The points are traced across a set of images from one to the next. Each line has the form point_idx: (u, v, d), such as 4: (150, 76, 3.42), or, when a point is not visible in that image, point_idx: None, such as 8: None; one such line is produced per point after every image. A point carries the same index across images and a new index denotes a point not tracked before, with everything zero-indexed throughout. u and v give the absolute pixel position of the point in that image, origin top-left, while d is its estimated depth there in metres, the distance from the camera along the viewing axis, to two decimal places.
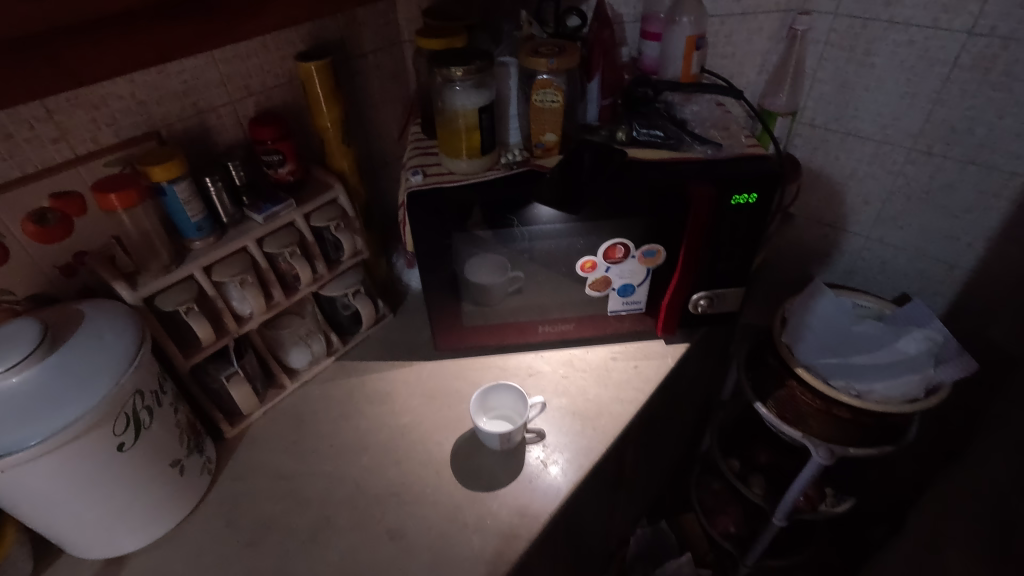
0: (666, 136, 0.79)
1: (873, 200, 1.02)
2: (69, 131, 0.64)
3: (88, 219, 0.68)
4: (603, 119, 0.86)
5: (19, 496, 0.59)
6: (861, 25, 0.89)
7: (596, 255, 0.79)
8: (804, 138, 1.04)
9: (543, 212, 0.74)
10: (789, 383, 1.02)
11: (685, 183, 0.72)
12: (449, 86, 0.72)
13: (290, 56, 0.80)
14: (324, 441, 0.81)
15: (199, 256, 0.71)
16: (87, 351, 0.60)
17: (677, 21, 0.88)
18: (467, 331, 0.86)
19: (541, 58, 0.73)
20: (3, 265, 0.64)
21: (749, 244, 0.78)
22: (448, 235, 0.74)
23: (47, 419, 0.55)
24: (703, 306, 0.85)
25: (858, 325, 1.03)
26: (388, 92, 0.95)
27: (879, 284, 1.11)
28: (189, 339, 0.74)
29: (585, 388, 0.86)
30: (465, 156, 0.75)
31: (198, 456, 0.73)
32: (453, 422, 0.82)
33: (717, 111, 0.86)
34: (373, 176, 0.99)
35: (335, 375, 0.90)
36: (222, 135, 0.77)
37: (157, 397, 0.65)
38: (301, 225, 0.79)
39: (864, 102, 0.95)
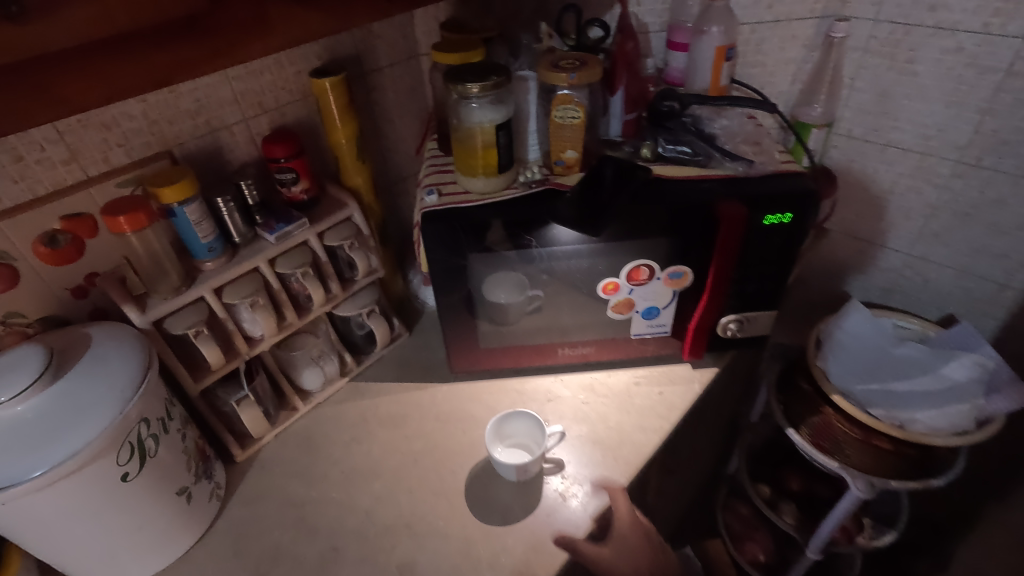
0: (694, 152, 0.75)
1: (915, 215, 0.96)
2: (80, 152, 0.63)
3: (100, 240, 0.67)
4: (627, 135, 0.81)
5: (21, 528, 0.57)
6: (903, 32, 0.84)
7: (619, 276, 0.75)
8: (840, 150, 0.98)
9: (562, 233, 0.70)
10: (823, 409, 0.95)
11: (714, 203, 0.68)
12: (466, 102, 0.69)
13: (304, 72, 0.79)
14: (335, 466, 0.79)
15: (210, 277, 0.69)
16: (92, 378, 0.58)
17: (705, 31, 0.84)
18: (483, 354, 0.83)
19: (561, 72, 0.69)
20: (14, 288, 0.63)
21: (784, 264, 0.73)
22: (463, 256, 0.71)
23: (50, 450, 0.54)
24: (732, 329, 0.80)
25: (898, 347, 0.97)
26: (405, 106, 0.93)
27: (921, 304, 1.04)
28: (199, 361, 0.73)
29: (607, 415, 0.82)
30: (481, 174, 0.72)
31: (206, 482, 0.71)
32: (468, 449, 0.79)
33: (748, 125, 0.82)
34: (390, 191, 0.97)
35: (348, 396, 0.88)
36: (235, 153, 0.76)
37: (163, 424, 0.64)
38: (314, 244, 0.77)
39: (905, 112, 0.89)
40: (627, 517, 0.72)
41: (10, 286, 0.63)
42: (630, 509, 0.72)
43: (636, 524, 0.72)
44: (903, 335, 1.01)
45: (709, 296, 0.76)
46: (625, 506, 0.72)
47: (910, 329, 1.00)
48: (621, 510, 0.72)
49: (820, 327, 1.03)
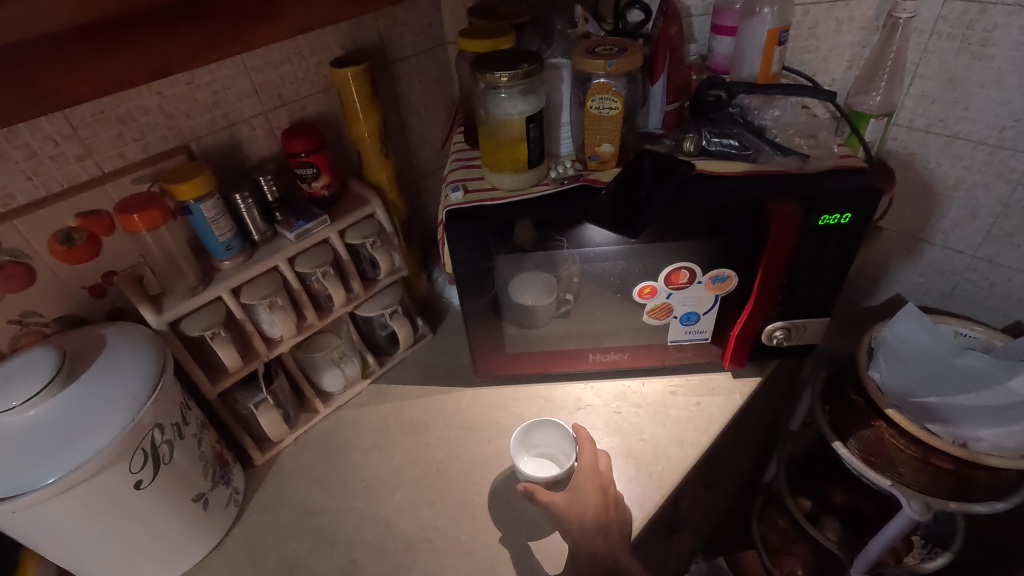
0: (742, 145, 0.69)
1: (983, 214, 0.88)
2: (95, 148, 0.61)
3: (117, 237, 0.65)
4: (667, 128, 0.75)
5: (35, 536, 0.56)
6: (978, 11, 0.76)
7: (657, 280, 0.69)
8: (899, 142, 0.90)
9: (595, 233, 0.65)
10: (875, 423, 0.88)
11: (764, 202, 0.62)
12: (494, 92, 0.64)
13: (325, 62, 0.75)
14: (355, 473, 0.76)
15: (227, 277, 0.67)
16: (105, 381, 0.56)
17: (756, 13, 0.77)
18: (510, 359, 0.79)
19: (598, 59, 0.64)
20: (30, 287, 0.61)
21: (839, 269, 0.67)
22: (490, 257, 0.67)
23: (62, 458, 0.52)
24: (779, 338, 0.74)
25: (959, 356, 0.88)
26: (430, 97, 0.89)
27: (986, 310, 0.96)
28: (216, 363, 0.70)
29: (641, 426, 0.77)
30: (509, 170, 0.68)
31: (224, 488, 0.69)
32: (492, 459, 0.76)
33: (802, 116, 0.75)
34: (415, 186, 0.94)
35: (370, 400, 0.85)
36: (254, 147, 0.73)
37: (178, 429, 0.61)
38: (335, 242, 0.74)
39: (977, 101, 0.81)
40: (588, 466, 0.67)
41: (25, 285, 0.61)
42: (593, 459, 0.68)
43: (596, 475, 0.67)
44: (964, 343, 0.93)
45: (755, 302, 0.70)
46: (587, 456, 0.68)
47: (972, 338, 0.92)
48: (583, 460, 0.68)
49: (872, 335, 0.95)
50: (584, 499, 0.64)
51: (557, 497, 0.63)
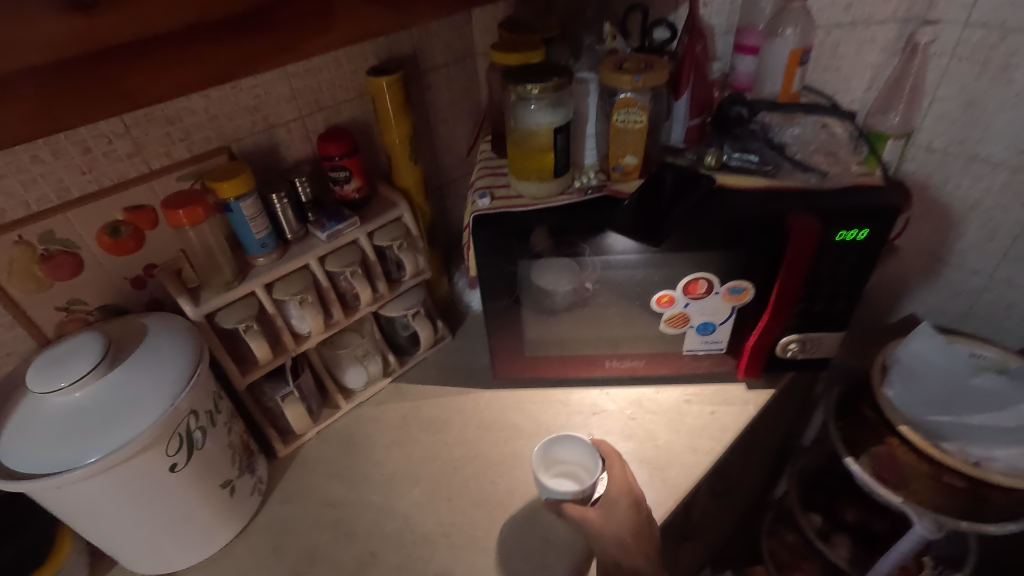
0: (762, 161, 0.71)
1: (1001, 235, 0.89)
2: (144, 146, 0.64)
3: (159, 231, 0.69)
4: (689, 142, 0.78)
5: (73, 512, 0.58)
6: (998, 36, 0.77)
7: (675, 289, 0.71)
8: (917, 162, 0.91)
9: (617, 242, 0.67)
10: (888, 439, 0.89)
11: (783, 216, 0.64)
12: (524, 104, 0.67)
13: (361, 70, 0.79)
14: (375, 469, 0.78)
15: (261, 273, 0.70)
16: (146, 368, 0.59)
17: (778, 34, 0.79)
18: (529, 362, 0.81)
19: (626, 74, 0.66)
20: (78, 276, 0.65)
21: (856, 283, 0.68)
22: (513, 262, 0.70)
23: (104, 438, 0.54)
24: (793, 350, 0.75)
25: (975, 377, 0.91)
26: (459, 106, 0.92)
27: (1003, 331, 0.96)
28: (247, 356, 0.73)
29: (655, 433, 0.79)
30: (536, 178, 0.70)
31: (250, 476, 0.72)
32: (509, 459, 0.77)
33: (824, 134, 0.76)
34: (440, 192, 0.96)
35: (390, 398, 0.87)
36: (290, 150, 0.76)
37: (211, 416, 0.64)
38: (364, 243, 0.77)
39: (996, 123, 0.82)
40: (620, 480, 0.68)
41: (72, 274, 0.64)
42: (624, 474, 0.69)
43: (629, 491, 0.67)
44: (980, 364, 0.93)
45: (772, 314, 0.71)
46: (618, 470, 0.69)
47: (987, 359, 0.92)
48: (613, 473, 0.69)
49: (886, 353, 0.96)
50: (617, 512, 0.65)
51: (590, 512, 0.64)
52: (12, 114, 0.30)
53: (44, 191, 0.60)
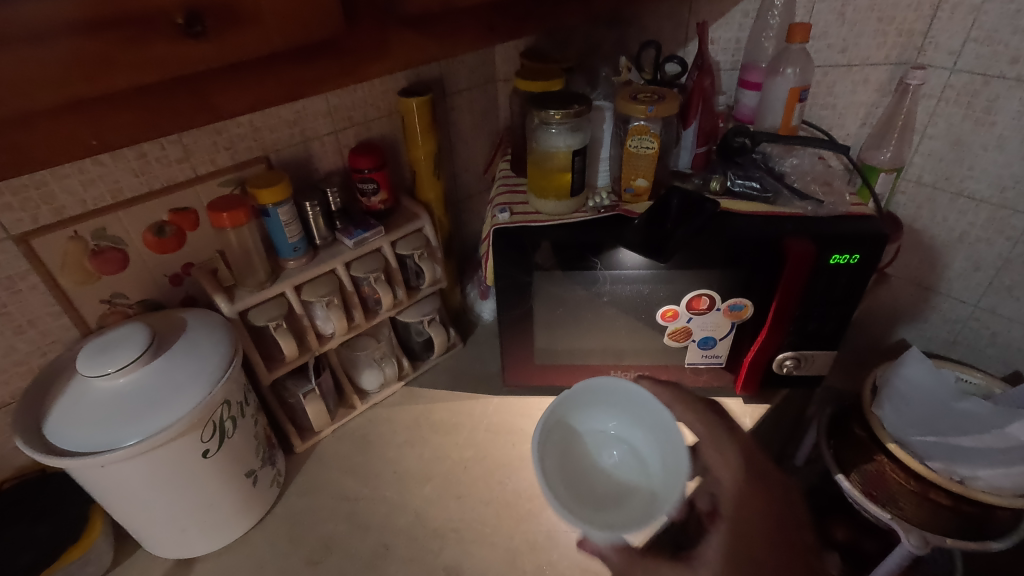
0: (763, 188, 0.77)
1: (985, 266, 0.94)
2: (192, 153, 0.69)
3: (199, 233, 0.73)
4: (696, 168, 0.85)
5: (108, 492, 0.61)
6: (982, 82, 0.84)
7: (679, 304, 0.76)
8: (907, 196, 0.97)
9: (628, 257, 0.73)
10: (878, 457, 0.92)
11: (781, 239, 0.69)
12: (546, 128, 0.73)
13: (391, 91, 0.84)
14: (388, 466, 0.82)
15: (292, 275, 0.74)
16: (186, 358, 0.63)
17: (780, 72, 0.85)
18: (537, 370, 0.85)
19: (640, 104, 0.72)
20: (123, 271, 0.69)
21: (848, 304, 0.73)
22: (529, 272, 0.74)
23: (145, 422, 0.58)
24: (788, 366, 0.79)
25: (959, 401, 0.94)
26: (478, 127, 0.98)
27: (987, 358, 1.01)
28: (274, 353, 0.78)
29: None
30: (553, 197, 0.75)
31: (270, 468, 0.75)
32: (516, 461, 0.81)
33: (819, 165, 0.83)
34: (458, 206, 1.02)
35: (403, 400, 0.91)
36: (322, 162, 0.82)
37: (241, 408, 0.68)
38: (387, 251, 0.82)
39: (980, 161, 0.88)
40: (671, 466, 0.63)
41: (119, 269, 0.69)
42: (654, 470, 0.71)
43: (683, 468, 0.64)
44: (965, 389, 0.98)
45: (769, 330, 0.76)
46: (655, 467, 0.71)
47: (973, 384, 0.97)
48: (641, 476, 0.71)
49: (876, 374, 1.01)
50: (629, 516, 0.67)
51: None
52: (120, 121, 0.35)
53: (100, 191, 0.65)
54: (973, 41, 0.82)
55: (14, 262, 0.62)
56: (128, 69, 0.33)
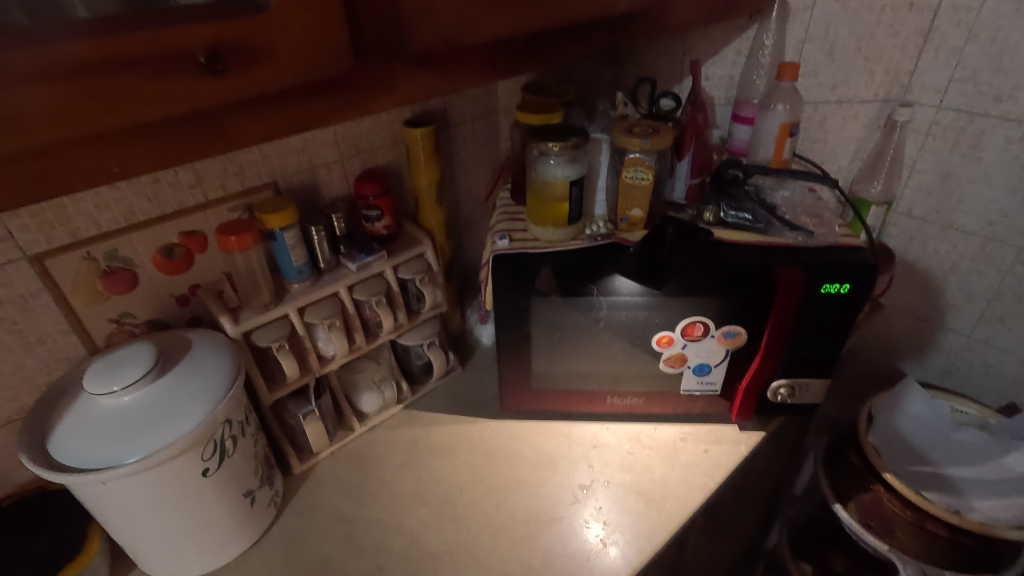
0: (755, 219, 0.79)
1: (977, 297, 0.95)
2: (203, 178, 0.72)
3: (207, 255, 0.75)
4: (690, 199, 0.86)
5: (108, 508, 0.62)
6: (967, 120, 0.87)
7: (674, 331, 0.77)
8: (899, 228, 0.99)
9: (623, 284, 0.75)
10: (874, 486, 0.90)
11: (773, 269, 0.70)
12: (544, 158, 0.75)
13: (397, 121, 0.88)
14: (385, 488, 0.82)
15: (296, 297, 0.76)
16: (189, 376, 0.64)
17: (771, 108, 0.89)
18: (534, 394, 0.86)
19: (635, 138, 0.75)
20: (131, 291, 0.71)
21: (840, 332, 0.74)
22: (527, 297, 0.76)
23: (147, 440, 0.59)
24: (783, 394, 0.80)
25: (956, 431, 0.95)
26: (480, 156, 1.01)
27: (982, 389, 1.02)
28: (275, 374, 0.79)
29: (652, 467, 0.83)
30: (551, 224, 0.78)
31: (268, 488, 0.76)
32: (512, 485, 0.82)
33: (810, 198, 0.85)
34: (459, 232, 1.04)
35: (401, 423, 0.92)
36: (329, 188, 0.84)
37: (242, 427, 0.69)
38: (389, 276, 0.83)
39: (969, 195, 0.90)
40: None
41: (128, 289, 0.71)
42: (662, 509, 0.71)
43: None
44: (960, 420, 0.98)
45: (763, 357, 0.77)
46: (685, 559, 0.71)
47: (968, 415, 0.97)
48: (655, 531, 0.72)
49: (871, 402, 0.98)
50: None
51: None
52: (142, 149, 0.38)
53: (114, 214, 0.67)
54: (958, 81, 0.86)
55: (27, 281, 0.64)
56: (152, 102, 0.35)
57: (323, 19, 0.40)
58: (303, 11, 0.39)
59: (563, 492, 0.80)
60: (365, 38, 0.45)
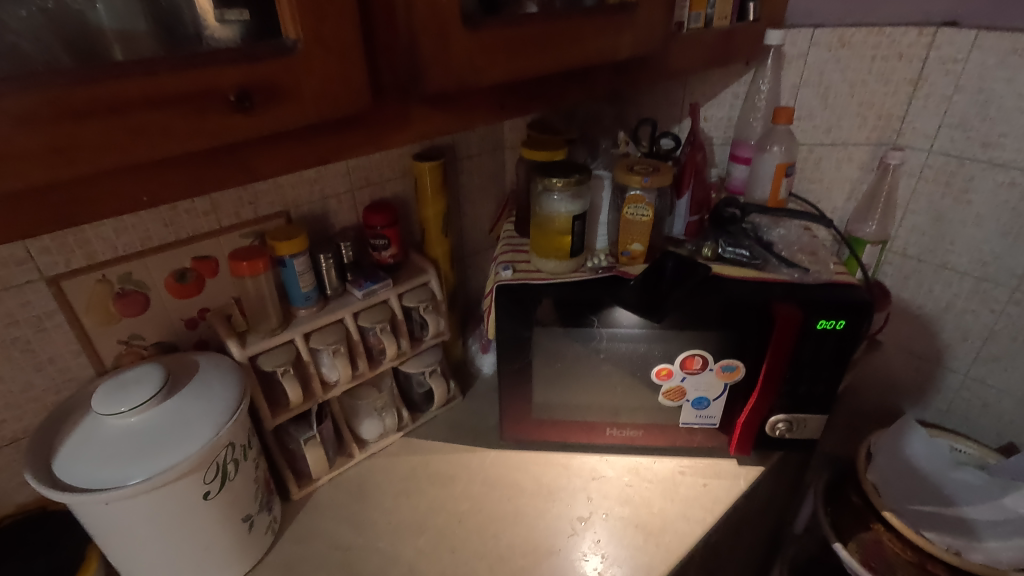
0: (752, 256, 0.81)
1: (972, 337, 0.97)
2: (219, 206, 0.74)
3: (218, 280, 0.77)
4: (689, 235, 0.89)
5: (108, 529, 0.62)
6: (957, 164, 0.89)
7: (673, 363, 0.78)
8: (894, 267, 1.01)
9: (623, 316, 0.76)
10: (874, 525, 0.89)
11: (770, 304, 0.72)
12: (548, 194, 0.78)
13: (406, 155, 0.91)
14: (383, 516, 0.82)
15: (303, 323, 0.78)
16: (196, 399, 0.65)
17: (767, 149, 0.92)
18: (534, 424, 0.87)
19: (636, 175, 0.78)
20: (142, 313, 0.73)
21: (837, 368, 0.75)
22: (529, 327, 0.78)
23: (151, 461, 0.60)
24: (781, 429, 0.81)
25: (955, 470, 0.94)
26: (485, 189, 1.04)
27: (980, 428, 1.02)
28: (278, 398, 0.80)
29: (651, 500, 0.83)
30: (553, 257, 0.80)
31: (266, 514, 0.76)
32: (510, 516, 0.82)
33: (805, 236, 0.88)
34: (463, 263, 1.07)
35: (401, 450, 0.92)
36: (338, 218, 0.87)
37: (244, 451, 0.69)
38: (394, 304, 0.85)
39: (961, 237, 0.93)
40: None
41: (139, 311, 0.72)
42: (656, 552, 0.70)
43: None
44: (960, 459, 0.98)
45: (760, 391, 0.77)
46: None
47: (967, 453, 0.97)
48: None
49: (871, 440, 0.99)
50: None
51: None
52: (170, 181, 0.40)
53: (131, 238, 0.69)
54: (947, 127, 0.89)
55: (43, 302, 0.66)
56: (184, 138, 0.38)
57: (345, 62, 0.43)
58: (327, 56, 0.42)
59: (562, 524, 0.80)
60: (381, 79, 0.48)
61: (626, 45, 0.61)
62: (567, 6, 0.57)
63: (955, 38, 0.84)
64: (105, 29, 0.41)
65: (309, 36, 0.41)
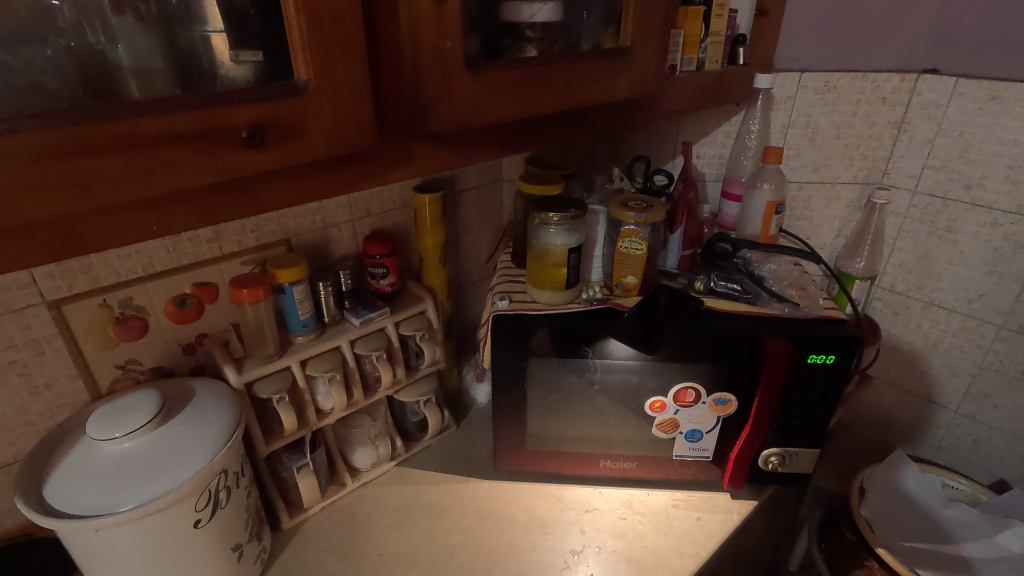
0: (743, 290, 0.83)
1: (961, 373, 0.98)
2: (222, 233, 0.76)
3: (217, 306, 0.78)
4: (682, 269, 0.91)
5: (94, 558, 0.62)
6: (942, 204, 0.92)
7: (666, 396, 0.79)
8: (883, 302, 1.03)
9: (617, 348, 0.77)
10: (868, 563, 0.89)
11: (762, 339, 0.73)
12: (545, 227, 0.80)
13: (407, 187, 0.93)
14: (374, 548, 0.81)
15: (300, 350, 0.78)
16: (191, 425, 0.65)
17: (758, 187, 0.95)
18: (528, 456, 0.87)
19: (630, 211, 0.80)
20: (141, 338, 0.73)
21: (827, 403, 0.76)
22: (524, 357, 0.79)
23: (142, 488, 0.59)
24: (774, 463, 0.81)
25: (948, 507, 0.94)
26: (483, 220, 1.06)
27: (972, 465, 1.03)
28: (273, 425, 0.80)
29: (644, 534, 0.83)
30: (549, 288, 0.81)
31: (256, 543, 0.75)
32: (503, 549, 0.81)
33: (795, 272, 0.90)
34: (459, 293, 1.08)
35: (393, 480, 0.92)
36: (338, 246, 0.89)
37: (237, 478, 0.69)
38: (390, 331, 0.86)
39: (947, 274, 0.95)
40: None
41: (137, 336, 0.73)
42: None
43: None
44: (952, 495, 0.98)
45: (753, 425, 0.78)
46: None
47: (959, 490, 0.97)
48: None
49: (864, 475, 0.98)
50: None
51: None
52: (180, 213, 0.42)
53: (134, 264, 0.70)
54: (930, 168, 0.92)
55: (43, 326, 0.66)
56: (197, 172, 0.39)
57: (353, 102, 0.45)
58: (336, 96, 0.44)
59: (555, 557, 0.80)
60: (386, 118, 0.50)
61: (621, 88, 0.64)
62: (565, 51, 0.60)
63: (936, 85, 0.88)
64: (124, 66, 0.42)
65: (320, 79, 0.43)
